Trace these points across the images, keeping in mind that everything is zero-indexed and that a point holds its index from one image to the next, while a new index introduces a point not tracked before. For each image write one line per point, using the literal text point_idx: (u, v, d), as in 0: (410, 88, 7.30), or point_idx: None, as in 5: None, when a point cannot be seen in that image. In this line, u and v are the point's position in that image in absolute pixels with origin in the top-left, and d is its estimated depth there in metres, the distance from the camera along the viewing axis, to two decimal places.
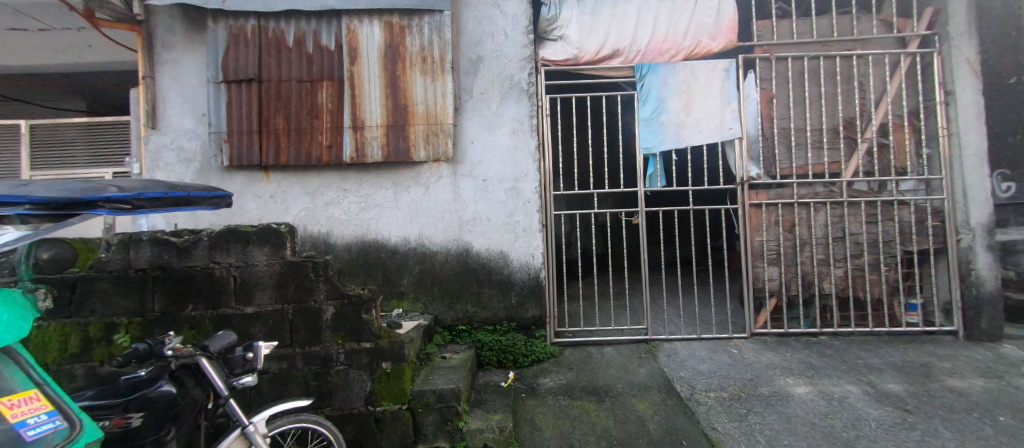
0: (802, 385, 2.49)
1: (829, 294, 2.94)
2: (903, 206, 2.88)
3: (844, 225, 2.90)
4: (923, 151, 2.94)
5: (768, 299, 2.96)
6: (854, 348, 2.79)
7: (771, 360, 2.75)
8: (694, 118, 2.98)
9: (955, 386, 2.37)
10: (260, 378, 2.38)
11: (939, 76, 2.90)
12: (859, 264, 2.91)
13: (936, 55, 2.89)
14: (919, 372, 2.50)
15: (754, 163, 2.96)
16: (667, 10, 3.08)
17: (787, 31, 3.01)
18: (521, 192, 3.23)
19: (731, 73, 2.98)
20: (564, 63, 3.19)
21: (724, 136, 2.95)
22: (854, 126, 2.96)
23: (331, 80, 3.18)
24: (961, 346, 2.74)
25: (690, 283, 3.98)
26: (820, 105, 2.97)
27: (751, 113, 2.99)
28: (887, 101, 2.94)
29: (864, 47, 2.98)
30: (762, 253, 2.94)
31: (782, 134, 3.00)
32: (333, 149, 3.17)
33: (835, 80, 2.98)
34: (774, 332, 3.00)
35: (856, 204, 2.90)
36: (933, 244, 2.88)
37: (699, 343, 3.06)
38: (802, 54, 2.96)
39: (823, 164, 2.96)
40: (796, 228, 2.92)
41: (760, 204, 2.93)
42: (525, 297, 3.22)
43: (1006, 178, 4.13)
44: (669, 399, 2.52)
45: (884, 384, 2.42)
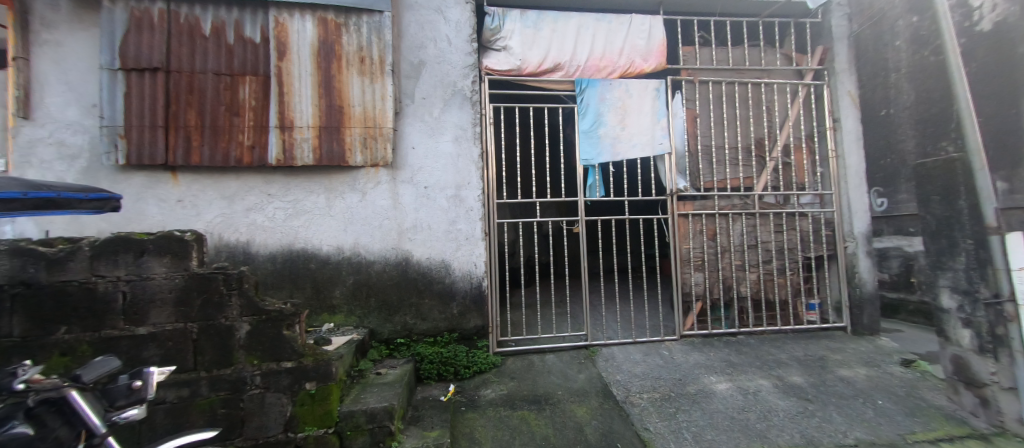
0: (723, 382, 2.68)
1: (745, 297, 3.23)
2: (803, 217, 3.26)
3: (756, 234, 3.21)
4: (818, 169, 3.35)
5: (694, 303, 3.17)
6: (766, 345, 3.07)
7: (698, 360, 2.94)
8: (629, 133, 3.16)
9: (846, 375, 2.69)
10: (153, 410, 2.07)
11: (829, 105, 3.33)
12: (769, 269, 3.24)
13: (825, 87, 3.34)
14: (817, 364, 2.81)
15: (681, 176, 3.18)
16: (604, 30, 3.25)
17: (708, 58, 3.30)
18: (464, 200, 3.18)
19: (661, 92, 3.21)
20: (508, 73, 3.22)
21: (655, 151, 3.15)
22: (763, 146, 3.32)
23: (255, 75, 2.93)
24: (849, 340, 3.13)
25: (628, 290, 4.16)
26: (735, 126, 3.29)
27: (678, 130, 3.22)
28: (789, 125, 3.33)
29: (770, 76, 3.37)
30: (689, 259, 3.15)
31: (705, 150, 3.26)
32: (256, 149, 2.90)
33: (747, 104, 3.32)
34: (700, 334, 3.20)
35: (766, 215, 3.23)
36: (827, 251, 3.27)
37: (634, 347, 3.18)
38: (720, 80, 3.26)
39: (739, 179, 3.26)
40: (717, 236, 3.18)
41: (687, 214, 3.15)
42: (467, 307, 3.16)
43: (880, 195, 4.75)
44: (606, 403, 2.58)
45: (790, 377, 2.69)
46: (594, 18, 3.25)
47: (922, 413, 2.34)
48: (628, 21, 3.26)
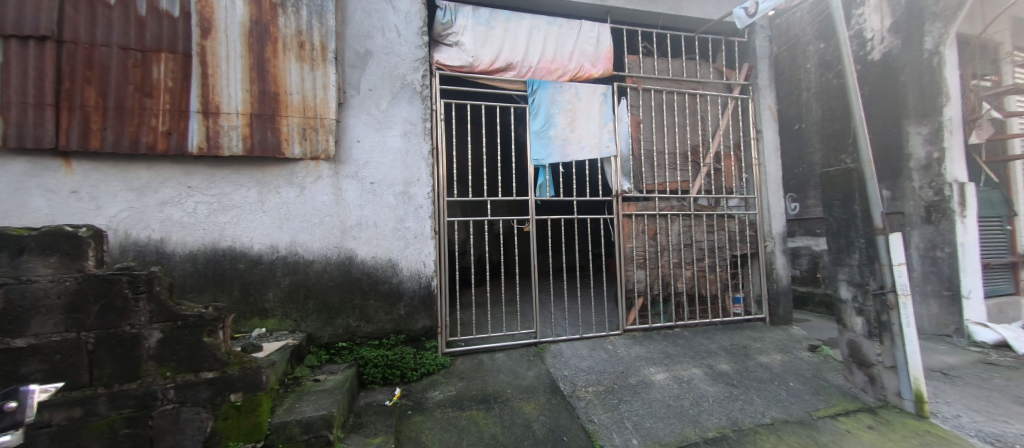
0: (661, 372, 2.85)
1: (681, 293, 3.46)
2: (731, 219, 3.57)
3: (691, 234, 3.46)
4: (743, 175, 3.68)
5: (636, 299, 3.34)
6: (698, 336, 3.32)
7: (638, 353, 3.10)
8: (578, 135, 3.26)
9: (764, 361, 2.98)
10: (33, 435, 1.76)
11: (753, 117, 3.67)
12: (702, 266, 3.50)
13: (750, 101, 3.68)
14: (742, 353, 3.08)
15: (626, 179, 3.34)
16: (555, 34, 3.32)
17: (650, 67, 3.50)
18: (413, 198, 3.09)
19: (608, 97, 3.34)
20: (459, 69, 3.18)
21: (602, 153, 3.28)
22: (697, 153, 3.59)
23: (174, 53, 2.62)
24: (768, 329, 3.48)
25: (576, 288, 4.28)
26: (674, 132, 3.52)
27: (623, 134, 3.38)
28: (720, 134, 3.63)
29: (704, 89, 3.65)
30: (632, 258, 3.31)
31: (647, 155, 3.46)
32: (174, 136, 2.60)
33: (684, 113, 3.57)
34: (641, 328, 3.38)
35: (700, 216, 3.50)
36: (751, 249, 3.61)
37: (581, 342, 3.27)
38: (661, 88, 3.47)
39: (677, 182, 3.50)
40: (657, 236, 3.38)
41: (631, 215, 3.31)
42: (415, 308, 3.06)
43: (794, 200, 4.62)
44: (553, 398, 2.63)
45: (718, 365, 2.93)
46: (546, 21, 3.31)
47: (824, 392, 2.66)
48: (578, 27, 3.36)
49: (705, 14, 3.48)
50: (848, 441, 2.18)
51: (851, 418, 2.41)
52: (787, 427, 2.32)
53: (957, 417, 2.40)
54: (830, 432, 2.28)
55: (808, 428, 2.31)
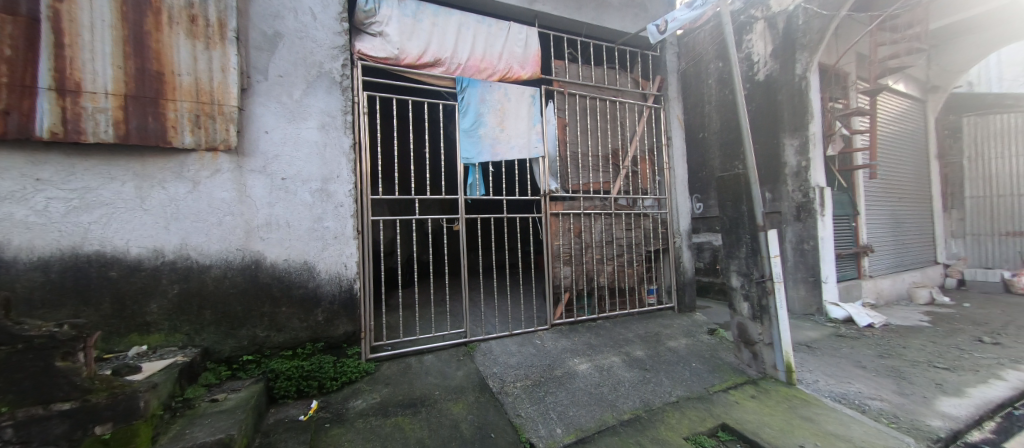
0: (584, 362, 3.02)
1: (603, 286, 3.69)
2: (646, 217, 3.90)
3: (612, 231, 3.71)
4: (657, 177, 4.03)
5: (563, 294, 3.49)
6: (618, 326, 3.56)
7: (564, 346, 3.24)
8: (507, 135, 3.30)
9: (673, 346, 3.31)
10: None
11: (665, 124, 4.03)
12: (621, 262, 3.77)
13: (662, 110, 4.04)
14: (654, 339, 3.38)
15: (553, 179, 3.47)
16: (484, 32, 3.32)
17: (575, 73, 3.67)
18: (332, 195, 2.89)
19: (536, 99, 3.44)
20: (384, 61, 3.04)
21: (530, 154, 3.37)
22: (617, 156, 3.86)
23: (13, 15, 2.13)
24: (677, 317, 3.86)
25: (507, 286, 4.35)
26: (597, 136, 3.74)
27: (551, 136, 3.51)
28: (637, 139, 3.93)
29: (622, 96, 3.93)
30: (559, 255, 3.45)
31: (573, 156, 3.63)
32: (13, 117, 2.11)
33: (606, 118, 3.81)
34: (567, 321, 3.54)
35: (619, 214, 3.76)
36: (663, 245, 3.97)
37: (510, 339, 3.32)
38: (585, 94, 3.66)
39: (600, 183, 3.72)
40: (582, 233, 3.56)
41: (558, 213, 3.45)
42: (335, 313, 2.86)
43: (698, 200, 5.13)
44: (482, 396, 2.64)
45: (634, 352, 3.18)
46: (475, 19, 3.30)
47: (720, 370, 3.03)
48: (507, 28, 3.40)
49: (623, 27, 3.75)
50: (736, 410, 2.51)
51: (739, 390, 2.77)
52: (689, 404, 2.61)
53: (816, 382, 2.89)
54: (723, 404, 2.60)
55: (706, 403, 2.62)
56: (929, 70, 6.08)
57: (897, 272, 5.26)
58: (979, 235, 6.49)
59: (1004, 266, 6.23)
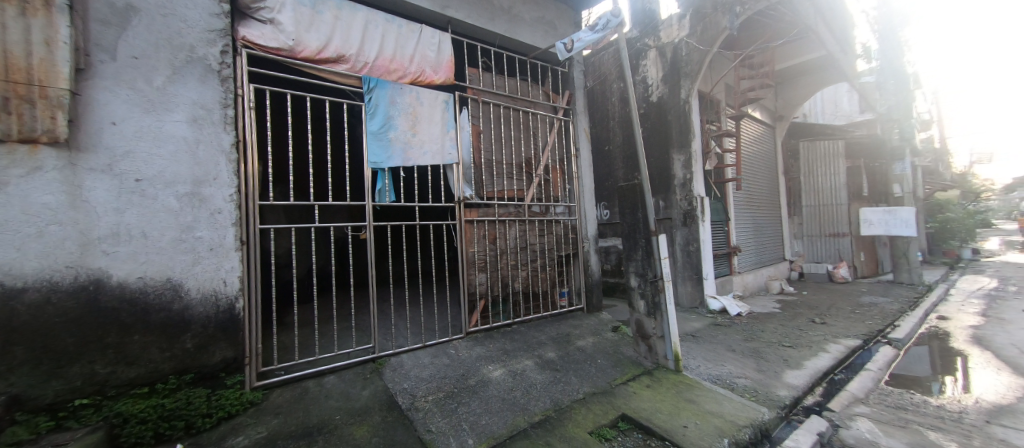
0: (497, 369, 3.02)
1: (517, 291, 3.78)
2: (557, 223, 4.10)
3: (526, 237, 3.83)
4: (567, 186, 4.27)
5: (478, 302, 3.47)
6: (531, 329, 3.66)
7: (479, 353, 3.21)
8: (419, 140, 3.20)
9: (581, 345, 3.50)
10: None
11: (573, 136, 4.29)
12: (535, 267, 3.91)
13: (571, 123, 4.31)
14: (565, 340, 3.54)
15: (468, 186, 3.47)
16: (394, 32, 3.19)
17: (488, 82, 3.73)
18: (206, 200, 2.48)
19: (450, 105, 3.41)
20: (276, 52, 2.73)
21: (444, 160, 3.31)
22: (530, 164, 4.00)
23: None
24: (586, 317, 4.09)
25: (423, 297, 4.21)
26: (510, 145, 3.84)
27: (465, 143, 3.51)
28: (548, 149, 4.12)
29: (534, 108, 4.11)
30: (473, 262, 3.44)
31: (487, 163, 3.67)
32: None
33: (518, 128, 3.93)
34: (483, 329, 3.52)
35: (533, 221, 3.89)
36: (573, 250, 4.21)
37: (423, 350, 3.20)
38: (498, 103, 3.74)
39: (514, 190, 3.81)
40: (497, 240, 3.61)
41: (472, 220, 3.44)
42: (209, 338, 2.45)
43: (605, 207, 5.53)
44: (389, 415, 2.46)
45: (546, 353, 3.29)
46: (384, 17, 3.16)
47: (621, 363, 3.29)
48: (419, 30, 3.32)
49: (534, 41, 3.93)
50: (634, 400, 2.74)
51: (637, 381, 3.03)
52: (594, 399, 2.77)
53: (698, 366, 3.30)
54: (624, 395, 2.82)
55: (609, 396, 2.81)
56: (777, 102, 7.43)
57: (758, 268, 6.33)
58: (812, 236, 8.12)
59: (829, 261, 7.88)
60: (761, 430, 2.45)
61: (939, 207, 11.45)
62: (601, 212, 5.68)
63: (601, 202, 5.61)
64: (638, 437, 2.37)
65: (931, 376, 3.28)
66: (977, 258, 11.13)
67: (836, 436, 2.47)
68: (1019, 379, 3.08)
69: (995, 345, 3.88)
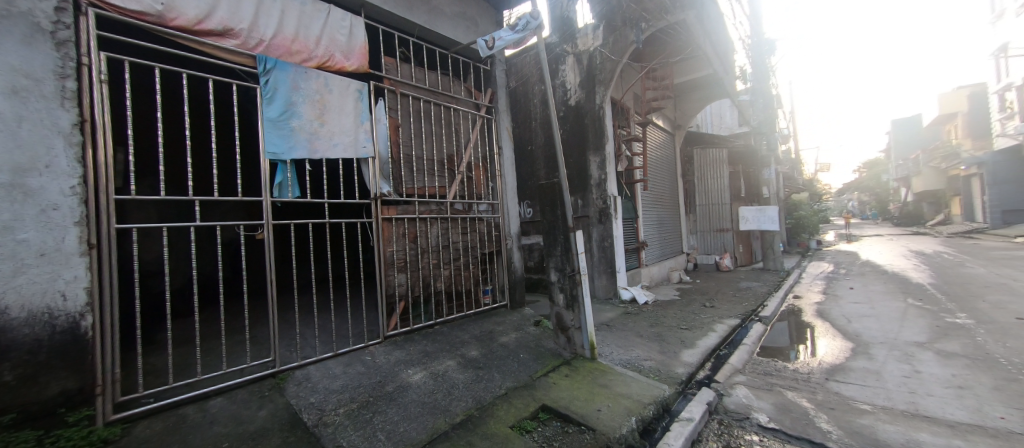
0: (418, 372, 2.88)
1: (439, 290, 3.69)
2: (480, 221, 4.09)
3: (448, 235, 3.75)
4: (490, 183, 4.30)
5: (397, 304, 3.31)
6: (453, 329, 3.59)
7: (398, 358, 3.04)
8: (328, 131, 2.95)
9: (504, 341, 3.53)
10: None
11: (497, 135, 4.33)
12: (458, 265, 3.86)
13: (494, 121, 4.35)
14: (488, 338, 3.54)
15: (385, 182, 3.30)
16: (295, 8, 2.87)
17: (406, 74, 3.60)
18: (33, 193, 1.87)
19: (364, 95, 3.20)
20: (138, 17, 2.23)
21: (358, 153, 3.10)
22: (452, 161, 3.94)
23: None
24: (509, 313, 4.15)
25: (335, 304, 3.89)
26: (431, 140, 3.74)
27: (381, 136, 3.33)
28: (470, 147, 4.11)
29: (456, 103, 4.06)
30: (391, 262, 3.26)
31: (405, 159, 3.53)
32: None
33: (440, 123, 3.85)
34: (402, 332, 3.36)
35: (455, 219, 3.83)
36: (496, 247, 4.25)
37: (334, 360, 2.93)
38: (417, 96, 3.62)
39: (435, 187, 3.73)
40: (417, 239, 3.47)
41: (390, 219, 3.26)
42: (37, 367, 1.86)
43: (528, 206, 5.66)
44: (291, 435, 2.14)
45: (469, 352, 3.24)
46: None
47: (542, 356, 3.38)
48: (326, 10, 3.04)
49: (455, 36, 3.90)
50: (553, 390, 2.83)
51: (557, 371, 3.14)
52: (516, 393, 2.78)
53: (611, 353, 3.55)
54: (544, 387, 2.89)
55: (530, 389, 2.84)
56: (676, 113, 8.38)
57: (661, 261, 7.07)
58: (704, 232, 9.27)
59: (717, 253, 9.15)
60: (662, 405, 2.73)
61: (794, 207, 14.05)
62: (524, 210, 5.80)
63: (524, 200, 5.75)
64: (557, 425, 2.43)
65: (788, 345, 3.97)
66: (817, 247, 13.96)
67: (720, 403, 2.84)
68: (843, 342, 3.90)
69: (829, 316, 4.87)
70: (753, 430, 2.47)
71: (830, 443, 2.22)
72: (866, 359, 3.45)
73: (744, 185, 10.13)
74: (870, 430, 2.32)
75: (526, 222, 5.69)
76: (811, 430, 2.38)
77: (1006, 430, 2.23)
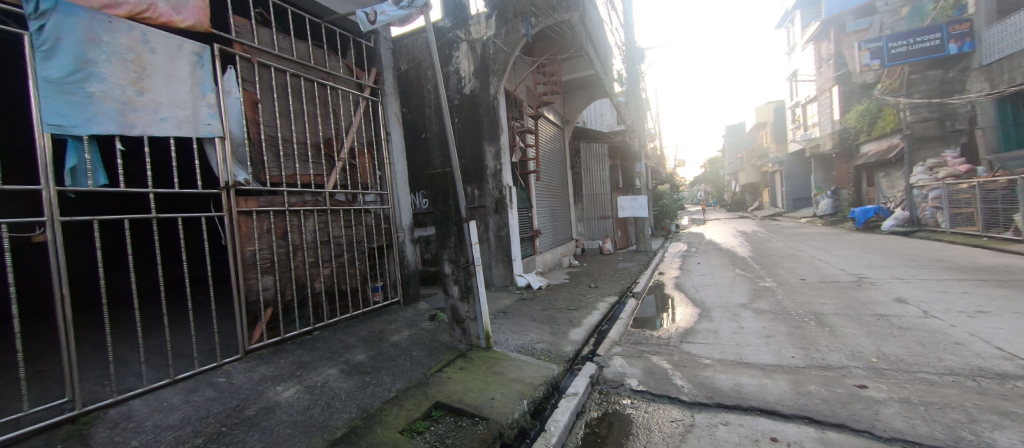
0: (289, 388, 2.47)
1: (318, 292, 3.28)
2: (367, 213, 3.78)
3: (328, 230, 3.35)
4: (377, 172, 4.02)
5: (263, 311, 2.82)
6: (336, 334, 3.22)
7: (262, 374, 2.56)
8: (151, 101, 2.30)
9: (395, 340, 3.32)
10: None
11: (383, 121, 4.08)
12: (341, 263, 3.48)
13: (379, 104, 4.07)
14: (377, 338, 3.28)
15: (240, 168, 2.77)
16: None
17: (266, 40, 3.07)
18: None
19: (204, 60, 2.60)
20: None
21: (199, 132, 2.52)
22: (330, 146, 3.53)
23: None
24: (402, 310, 3.95)
25: (173, 321, 3.13)
26: (302, 121, 3.29)
27: (231, 111, 2.76)
28: (352, 131, 3.75)
29: (334, 81, 3.66)
30: (253, 263, 2.76)
31: (268, 141, 3.01)
32: None
33: (314, 102, 3.42)
34: (270, 343, 2.88)
35: (336, 212, 3.45)
36: (386, 241, 3.98)
37: (171, 389, 2.29)
38: (282, 69, 3.13)
39: (309, 175, 3.29)
40: (287, 235, 3.01)
41: (249, 212, 2.75)
42: None
43: (422, 196, 5.43)
44: None
45: (354, 358, 2.93)
46: None
47: (437, 352, 3.27)
48: None
49: (329, 4, 3.51)
50: (447, 385, 2.74)
51: (451, 366, 3.05)
52: (407, 394, 2.60)
53: (507, 340, 3.64)
54: (437, 383, 2.77)
55: (423, 387, 2.70)
56: (565, 108, 9.01)
57: (554, 247, 7.57)
58: (589, 219, 10.11)
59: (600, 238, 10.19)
60: (552, 384, 2.89)
61: (659, 196, 16.50)
62: (418, 201, 5.52)
63: (418, 190, 5.48)
64: (450, 421, 2.34)
65: (654, 315, 4.64)
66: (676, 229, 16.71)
67: (601, 375, 3.13)
68: (692, 308, 4.72)
69: (683, 287, 5.85)
70: (627, 394, 2.79)
71: (683, 396, 2.63)
72: (708, 321, 4.22)
73: (621, 177, 11.49)
74: (711, 380, 2.82)
75: (420, 213, 5.46)
76: (669, 387, 2.79)
77: (796, 366, 2.94)
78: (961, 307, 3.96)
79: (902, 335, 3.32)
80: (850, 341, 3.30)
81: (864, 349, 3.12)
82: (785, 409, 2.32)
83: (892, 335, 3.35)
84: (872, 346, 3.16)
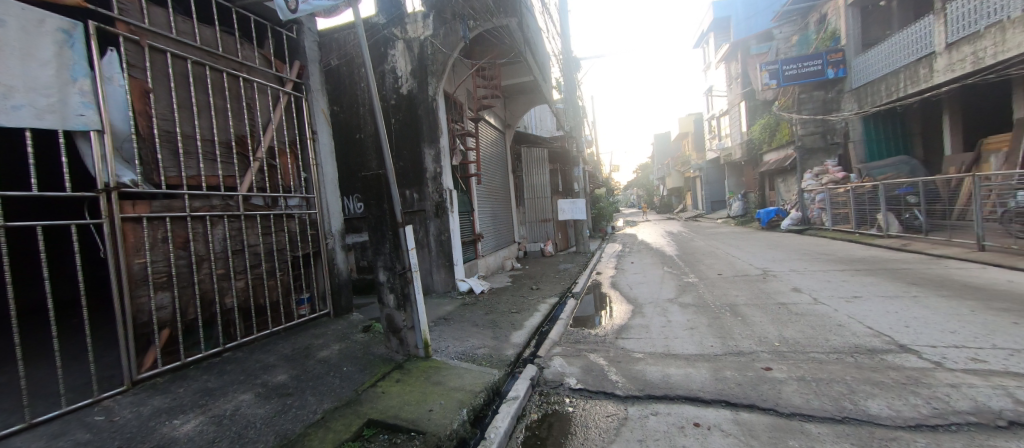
0: (190, 421, 2.12)
1: (230, 309, 2.92)
2: (290, 219, 3.48)
3: (242, 238, 3.01)
4: (301, 174, 3.74)
5: (158, 332, 2.45)
6: (252, 353, 2.89)
7: (155, 407, 2.19)
8: (2, 84, 1.83)
9: (323, 356, 3.06)
10: None
11: (308, 119, 3.81)
12: (258, 274, 3.15)
13: (303, 100, 3.80)
14: (302, 355, 3.00)
15: (126, 167, 2.38)
16: None
17: (161, 23, 2.71)
18: None
19: (75, 39, 2.17)
20: None
21: (68, 124, 2.10)
22: (244, 144, 3.20)
23: None
24: (331, 322, 3.69)
25: (31, 355, 2.57)
26: (210, 115, 2.95)
27: (112, 101, 2.35)
28: (271, 129, 3.45)
29: (248, 72, 3.34)
30: (143, 278, 2.38)
31: (164, 136, 2.63)
32: None
33: (224, 95, 3.08)
34: (168, 370, 2.50)
35: (252, 217, 3.11)
36: (312, 248, 3.70)
37: (27, 435, 1.82)
38: (183, 55, 2.77)
39: (217, 177, 2.94)
40: (190, 245, 2.65)
41: (140, 218, 2.37)
42: None
43: (356, 200, 5.13)
44: None
45: (274, 379, 2.64)
46: None
47: (370, 365, 3.07)
48: None
49: None
50: (381, 401, 2.55)
51: (386, 379, 2.87)
52: (335, 414, 2.37)
53: (447, 347, 3.54)
54: (370, 399, 2.57)
55: (353, 405, 2.48)
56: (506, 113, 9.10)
57: (497, 251, 7.57)
58: (531, 222, 10.29)
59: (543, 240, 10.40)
60: (492, 389, 2.85)
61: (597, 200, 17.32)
62: (352, 205, 5.20)
63: (350, 194, 5.17)
64: (384, 439, 2.16)
65: (593, 313, 4.83)
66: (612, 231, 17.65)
67: (542, 377, 3.15)
68: (626, 305, 5.00)
69: (618, 285, 6.18)
70: (566, 393, 2.84)
71: (618, 391, 2.75)
72: (640, 316, 4.49)
73: (561, 181, 11.92)
74: (643, 373, 2.98)
75: (353, 217, 5.16)
76: (606, 383, 2.89)
77: (714, 354, 3.22)
78: (840, 293, 4.66)
79: (798, 321, 3.80)
80: (758, 329, 3.70)
81: (769, 335, 3.51)
82: (705, 395, 2.52)
83: (791, 321, 3.82)
84: (775, 332, 3.58)
